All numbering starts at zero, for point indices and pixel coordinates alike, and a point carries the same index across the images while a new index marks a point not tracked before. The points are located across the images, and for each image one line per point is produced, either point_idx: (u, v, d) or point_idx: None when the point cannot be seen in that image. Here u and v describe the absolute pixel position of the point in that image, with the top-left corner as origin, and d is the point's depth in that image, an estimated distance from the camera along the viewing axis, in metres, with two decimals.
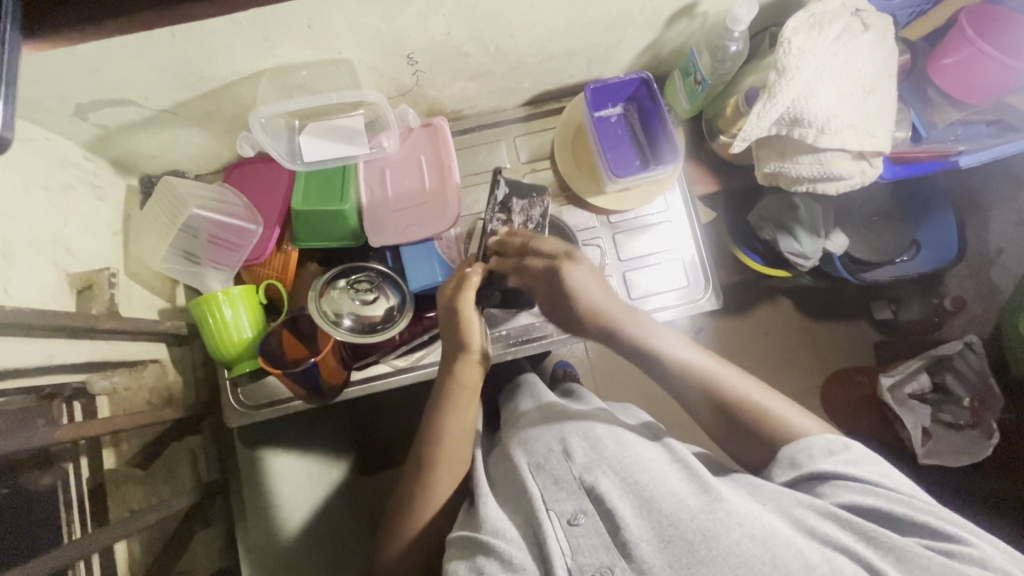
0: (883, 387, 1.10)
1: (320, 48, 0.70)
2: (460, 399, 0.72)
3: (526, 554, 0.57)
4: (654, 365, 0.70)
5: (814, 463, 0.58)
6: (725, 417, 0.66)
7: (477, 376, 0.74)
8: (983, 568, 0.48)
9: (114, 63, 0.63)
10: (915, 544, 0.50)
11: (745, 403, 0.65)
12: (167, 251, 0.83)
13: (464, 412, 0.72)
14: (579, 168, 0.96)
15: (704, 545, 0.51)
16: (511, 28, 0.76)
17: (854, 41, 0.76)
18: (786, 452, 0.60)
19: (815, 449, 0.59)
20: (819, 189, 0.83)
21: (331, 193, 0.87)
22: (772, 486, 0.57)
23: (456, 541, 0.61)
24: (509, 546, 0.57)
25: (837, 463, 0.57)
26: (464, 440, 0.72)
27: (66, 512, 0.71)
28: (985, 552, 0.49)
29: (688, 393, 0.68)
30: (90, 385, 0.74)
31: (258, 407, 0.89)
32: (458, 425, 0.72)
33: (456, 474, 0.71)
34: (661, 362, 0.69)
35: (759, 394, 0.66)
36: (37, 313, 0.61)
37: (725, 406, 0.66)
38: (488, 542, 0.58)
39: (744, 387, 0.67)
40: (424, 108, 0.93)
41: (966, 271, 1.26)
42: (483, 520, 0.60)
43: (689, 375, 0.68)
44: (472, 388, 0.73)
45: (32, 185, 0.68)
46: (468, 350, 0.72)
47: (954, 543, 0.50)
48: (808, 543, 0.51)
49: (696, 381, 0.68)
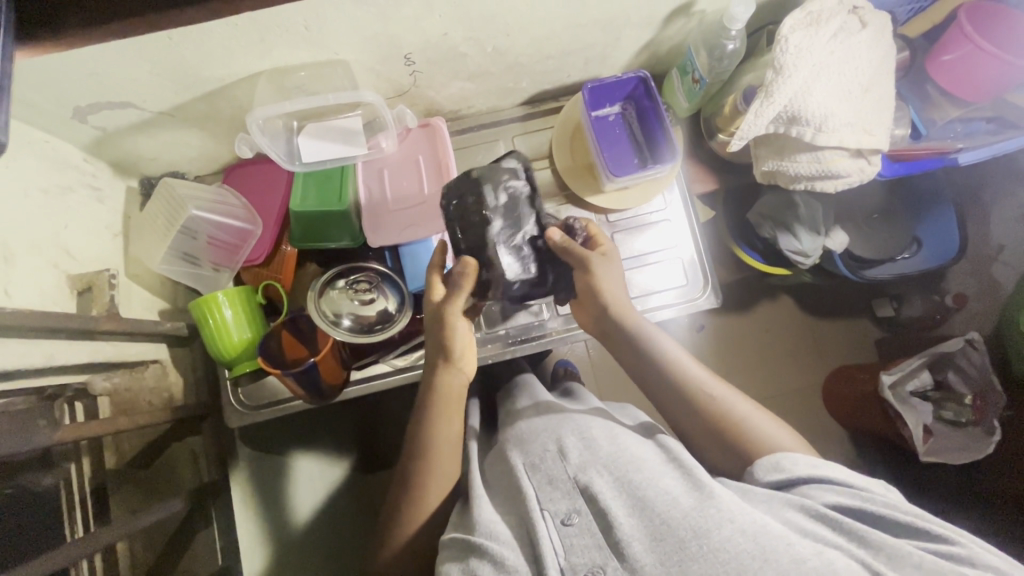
0: (885, 385, 1.07)
1: (316, 49, 0.70)
2: (443, 409, 0.72)
3: (519, 555, 0.57)
4: (678, 407, 0.71)
5: (794, 469, 0.58)
6: (709, 429, 0.68)
7: (459, 385, 0.75)
8: (971, 566, 0.48)
9: (112, 67, 0.64)
10: (907, 544, 0.50)
11: (730, 412, 0.67)
12: (167, 253, 0.83)
13: (447, 424, 0.72)
14: (577, 167, 0.96)
15: (695, 542, 0.51)
16: (508, 29, 0.76)
17: (850, 39, 0.76)
18: (767, 458, 0.61)
19: (800, 459, 0.59)
20: (818, 186, 0.83)
21: (330, 194, 0.87)
22: (760, 488, 0.58)
23: (448, 544, 0.61)
24: (501, 547, 0.57)
25: (820, 468, 0.57)
26: (451, 455, 0.72)
27: (69, 513, 0.72)
28: (974, 551, 0.49)
29: (696, 429, 0.69)
30: (90, 386, 0.75)
31: (258, 407, 0.90)
32: (441, 439, 0.71)
33: (444, 484, 0.71)
34: (690, 406, 0.70)
35: (745, 408, 0.68)
36: (39, 315, 0.61)
37: (710, 416, 0.68)
38: (480, 543, 0.58)
39: (726, 395, 0.69)
40: (422, 108, 0.93)
41: (968, 268, 1.26)
42: (477, 522, 0.60)
43: (712, 418, 0.68)
44: (454, 397, 0.74)
45: (32, 188, 0.69)
46: (448, 358, 0.74)
47: (944, 542, 0.50)
48: (800, 538, 0.50)
49: (720, 429, 0.67)
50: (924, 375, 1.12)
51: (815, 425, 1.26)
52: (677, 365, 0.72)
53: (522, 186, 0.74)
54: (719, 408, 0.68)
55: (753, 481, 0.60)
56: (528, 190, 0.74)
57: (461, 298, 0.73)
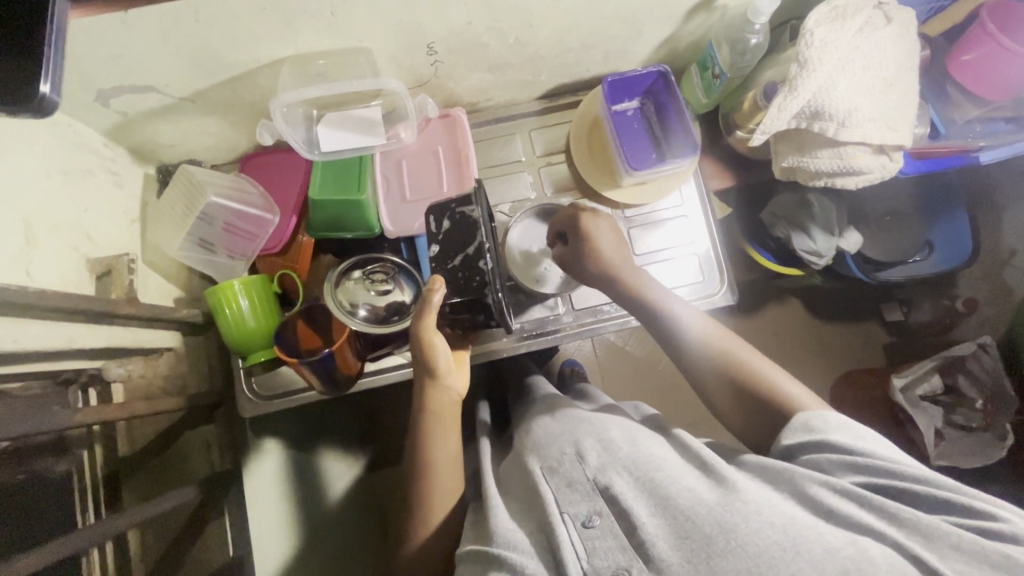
0: (895, 387, 1.10)
1: (341, 36, 0.70)
2: (438, 425, 0.70)
3: (538, 562, 0.56)
4: (714, 386, 0.69)
5: (825, 432, 0.57)
6: (733, 387, 0.67)
7: (451, 399, 0.72)
8: (1013, 543, 0.47)
9: (138, 49, 0.63)
10: (942, 522, 0.49)
11: (766, 382, 0.65)
12: (184, 239, 0.83)
13: (443, 438, 0.70)
14: (595, 161, 0.96)
15: (722, 537, 0.50)
16: (532, 19, 0.76)
17: (875, 34, 0.75)
18: (799, 417, 0.60)
19: (831, 419, 0.58)
20: (839, 183, 0.82)
21: (348, 182, 0.87)
22: (781, 464, 0.56)
23: (465, 557, 0.61)
24: (519, 556, 0.57)
25: (851, 437, 0.56)
26: (452, 469, 0.70)
27: (80, 493, 0.73)
28: (1016, 526, 0.48)
29: (733, 408, 0.67)
30: (106, 371, 0.76)
31: (270, 396, 0.89)
32: (442, 455, 0.70)
33: (450, 492, 0.70)
34: (725, 382, 0.68)
35: (787, 384, 0.64)
36: (60, 296, 0.61)
37: (731, 371, 0.67)
38: (498, 555, 0.58)
39: (770, 372, 0.66)
40: (440, 100, 0.93)
41: (980, 272, 1.26)
42: (494, 534, 0.60)
43: (752, 397, 0.65)
44: (447, 411, 0.72)
45: (54, 170, 0.68)
46: (436, 375, 0.71)
47: (983, 519, 0.49)
48: (832, 529, 0.49)
49: (758, 408, 0.65)
50: (934, 379, 1.12)
51: None
52: (693, 327, 0.71)
53: (476, 212, 0.73)
54: (758, 384, 0.65)
55: (781, 438, 0.60)
56: (478, 215, 0.72)
57: (429, 317, 0.70)
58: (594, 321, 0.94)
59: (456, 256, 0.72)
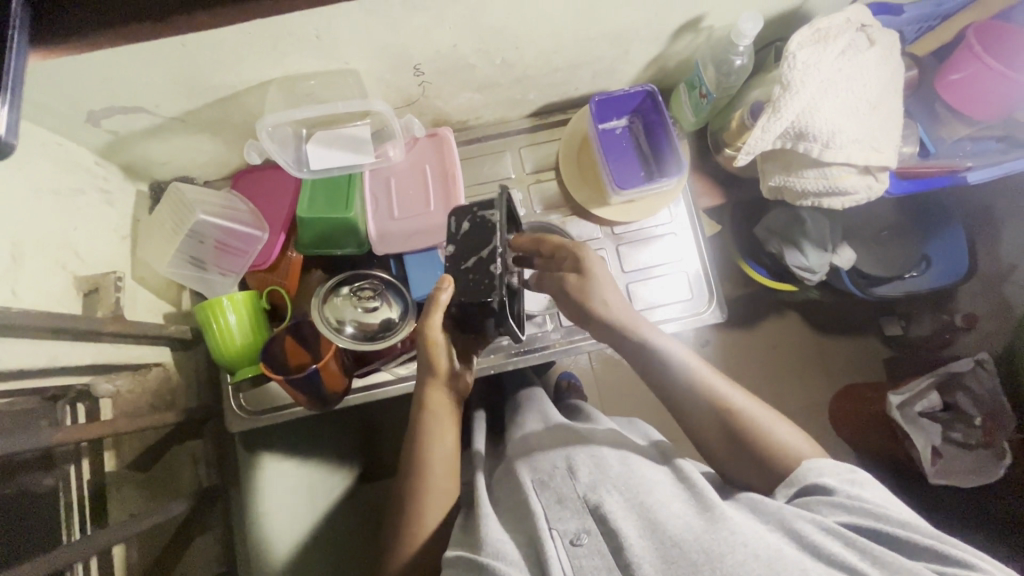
0: (890, 404, 1.07)
1: (327, 59, 0.71)
2: (437, 426, 0.70)
3: (523, 572, 0.55)
4: (708, 430, 0.67)
5: (819, 480, 0.58)
6: (724, 429, 0.66)
7: (450, 400, 0.72)
8: None
9: (125, 72, 0.65)
10: (924, 568, 0.48)
11: (767, 433, 0.64)
12: (174, 257, 0.84)
13: (441, 438, 0.70)
14: (584, 178, 0.97)
15: (709, 566, 0.49)
16: (517, 41, 0.77)
17: (859, 57, 0.76)
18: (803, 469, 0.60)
19: (827, 471, 0.59)
20: (826, 204, 0.82)
21: (337, 200, 0.88)
22: (772, 500, 0.56)
23: (451, 561, 0.58)
24: (507, 566, 0.55)
25: (845, 483, 0.57)
26: (449, 472, 0.70)
27: (66, 514, 0.72)
28: None
29: (727, 453, 0.65)
30: (93, 388, 0.74)
31: (257, 413, 0.91)
32: (440, 460, 0.69)
33: (444, 500, 0.69)
34: (720, 426, 0.66)
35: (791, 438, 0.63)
36: (44, 316, 0.62)
37: (723, 414, 0.66)
38: (487, 563, 0.56)
39: (773, 424, 0.64)
40: (430, 118, 0.94)
41: (978, 287, 1.24)
42: (484, 541, 0.58)
43: (751, 444, 0.64)
44: (447, 412, 0.72)
45: (43, 190, 0.69)
46: (438, 375, 0.71)
47: (964, 567, 0.48)
48: (815, 564, 0.49)
49: (755, 455, 0.63)
50: (933, 396, 1.10)
51: (822, 443, 1.24)
52: (683, 358, 0.70)
53: (495, 217, 0.73)
54: (759, 432, 0.64)
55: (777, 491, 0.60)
56: (498, 221, 0.73)
57: (435, 315, 0.69)
58: (584, 337, 0.94)
59: (471, 257, 0.71)
